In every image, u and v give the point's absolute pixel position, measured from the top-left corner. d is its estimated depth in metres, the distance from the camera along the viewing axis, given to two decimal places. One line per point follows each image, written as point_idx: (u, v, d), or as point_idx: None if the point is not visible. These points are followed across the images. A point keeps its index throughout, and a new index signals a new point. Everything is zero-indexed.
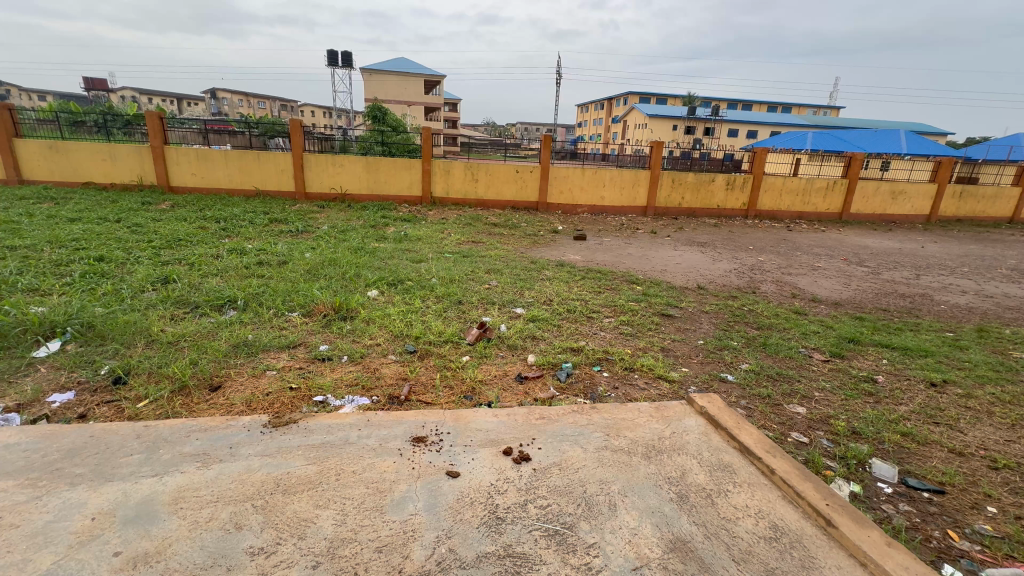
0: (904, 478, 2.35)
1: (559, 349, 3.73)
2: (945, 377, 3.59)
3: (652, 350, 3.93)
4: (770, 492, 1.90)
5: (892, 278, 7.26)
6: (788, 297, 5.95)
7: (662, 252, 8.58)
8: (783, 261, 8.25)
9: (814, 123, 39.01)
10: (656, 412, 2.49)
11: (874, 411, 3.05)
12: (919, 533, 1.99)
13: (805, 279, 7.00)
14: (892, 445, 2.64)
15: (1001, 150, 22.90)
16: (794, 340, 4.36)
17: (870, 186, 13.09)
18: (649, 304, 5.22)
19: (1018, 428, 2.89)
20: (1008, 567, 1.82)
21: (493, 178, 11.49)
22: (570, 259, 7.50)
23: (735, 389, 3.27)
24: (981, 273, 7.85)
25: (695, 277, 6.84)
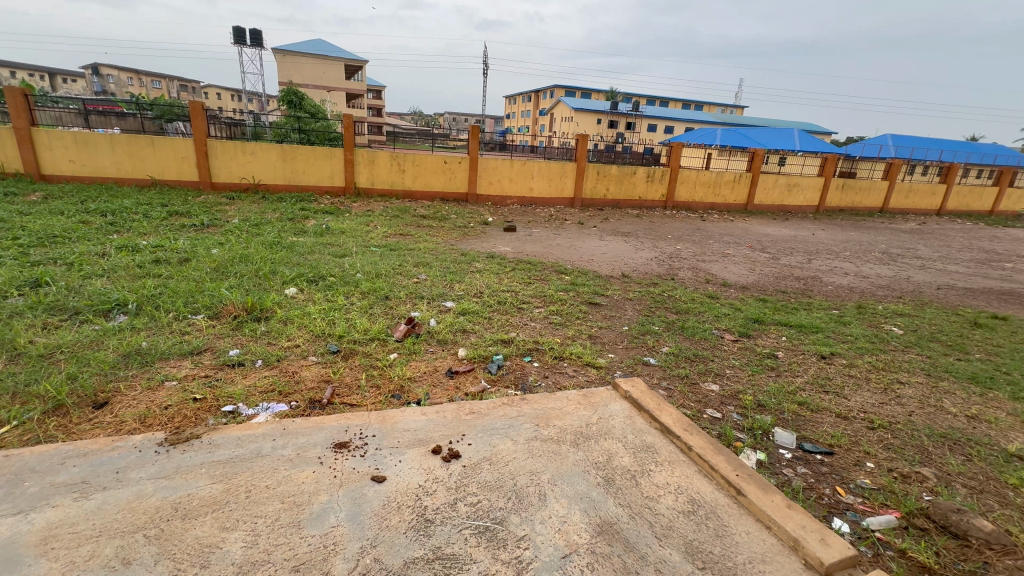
0: (801, 443, 2.61)
1: (490, 342, 3.71)
2: (832, 350, 4.04)
3: (580, 337, 4.04)
4: (688, 468, 2.01)
5: (789, 263, 8.04)
6: (703, 283, 6.40)
7: (589, 242, 8.85)
8: (698, 249, 8.84)
9: (723, 121, 42.18)
10: (583, 399, 2.55)
11: (775, 384, 3.36)
12: (813, 492, 2.21)
13: (716, 265, 7.57)
14: (790, 415, 2.92)
15: (874, 148, 26.15)
16: (708, 322, 4.69)
17: (770, 180, 14.39)
18: (577, 293, 5.37)
19: (889, 392, 3.32)
20: (883, 515, 2.08)
21: (420, 169, 11.16)
22: (500, 251, 7.50)
23: (657, 371, 3.46)
24: (859, 257, 8.93)
25: (620, 266, 7.13)
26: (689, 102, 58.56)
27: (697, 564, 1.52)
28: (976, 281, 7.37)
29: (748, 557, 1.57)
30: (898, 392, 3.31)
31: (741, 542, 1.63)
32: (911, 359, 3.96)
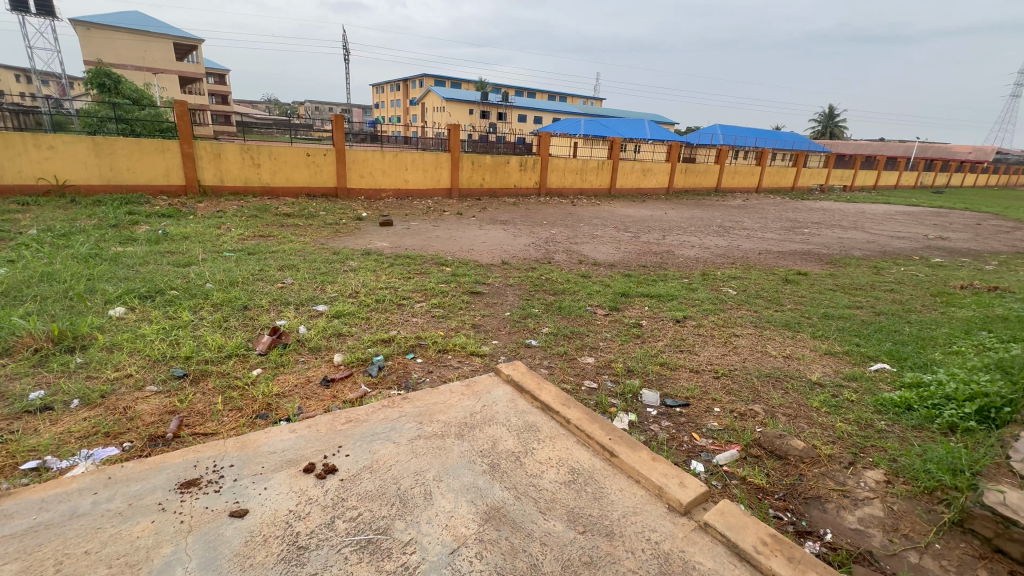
0: (663, 400, 2.93)
1: (368, 343, 3.51)
2: (685, 314, 4.60)
3: (464, 328, 4.03)
4: (567, 440, 2.12)
5: (647, 240, 8.96)
6: (576, 264, 6.82)
7: (468, 232, 8.87)
8: (571, 233, 9.39)
9: (585, 112, 45.24)
10: (467, 389, 2.55)
11: (641, 349, 3.72)
12: (675, 441, 2.49)
13: (587, 246, 8.13)
14: (654, 375, 3.26)
15: (707, 137, 30.25)
16: (583, 300, 5.02)
17: (628, 165, 15.85)
18: (459, 284, 5.36)
19: (728, 344, 3.89)
20: (728, 450, 2.42)
21: (278, 162, 10.10)
22: (377, 246, 7.15)
23: (538, 352, 3.60)
24: (702, 231, 10.29)
25: (499, 253, 7.26)
26: (554, 94, 61.70)
27: (579, 529, 1.61)
28: (785, 245, 8.99)
29: (622, 512, 1.69)
30: (735, 344, 3.89)
31: (617, 499, 1.76)
32: (743, 315, 4.68)
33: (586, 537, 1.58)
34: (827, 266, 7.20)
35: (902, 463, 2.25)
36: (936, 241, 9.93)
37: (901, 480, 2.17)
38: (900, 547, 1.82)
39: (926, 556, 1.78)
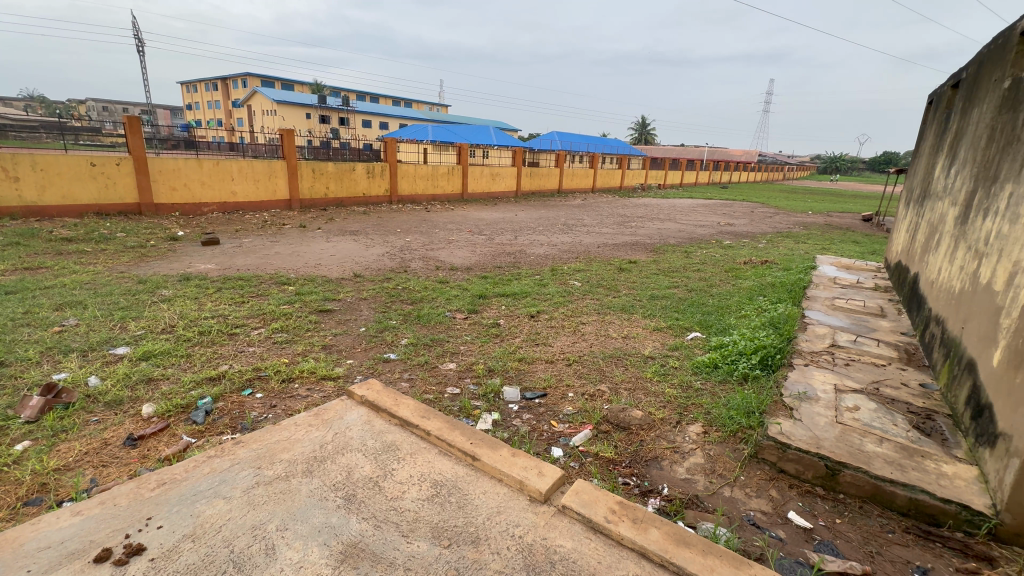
0: (523, 394, 3.05)
1: (191, 384, 2.98)
2: (538, 309, 4.87)
3: (313, 350, 3.68)
4: (428, 453, 2.06)
5: (501, 242, 9.31)
6: (433, 270, 6.75)
7: (314, 245, 8.16)
8: (426, 239, 9.29)
9: (431, 118, 45.26)
10: (315, 419, 2.31)
11: (500, 348, 3.83)
12: (536, 432, 2.61)
13: (443, 251, 8.12)
14: (513, 371, 3.38)
15: (547, 143, 32.73)
16: (442, 306, 4.98)
17: (477, 171, 16.29)
18: (305, 303, 4.88)
19: (576, 332, 4.23)
20: (582, 431, 2.62)
21: (48, 174, 8.02)
22: (198, 270, 6.14)
23: (397, 365, 3.46)
24: (549, 230, 11.07)
25: (351, 266, 6.83)
26: (398, 99, 60.51)
27: (444, 544, 1.56)
28: (618, 238, 10.16)
29: (486, 514, 1.70)
30: (582, 331, 4.26)
31: (481, 503, 1.76)
32: (588, 304, 5.13)
33: (451, 550, 1.53)
34: (652, 253, 8.34)
35: (713, 414, 2.69)
36: (725, 227, 12.25)
37: (714, 429, 2.58)
38: (717, 486, 2.16)
39: (736, 488, 2.14)
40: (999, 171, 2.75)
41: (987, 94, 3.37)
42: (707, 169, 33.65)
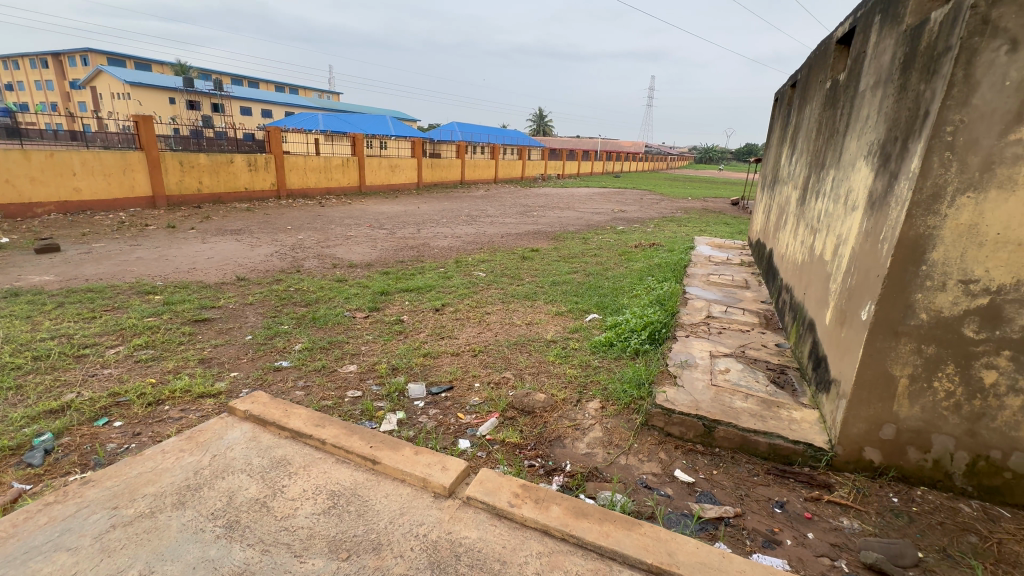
0: (429, 390, 3.00)
1: (24, 420, 2.48)
2: (443, 302, 4.81)
3: (188, 366, 3.27)
4: (324, 463, 1.93)
5: (403, 235, 9.03)
6: (330, 269, 6.34)
7: (187, 247, 7.23)
8: (321, 235, 8.70)
9: (321, 105, 42.27)
10: (188, 443, 2.04)
11: (404, 345, 3.72)
12: (443, 426, 2.58)
13: (341, 248, 7.66)
14: (418, 367, 3.31)
15: (447, 133, 32.31)
16: (340, 306, 4.70)
17: (374, 162, 15.58)
18: (177, 313, 4.31)
19: (481, 322, 4.25)
20: (489, 420, 2.64)
21: None
22: (31, 283, 5.12)
23: (290, 373, 3.20)
24: (453, 221, 10.97)
25: (233, 269, 6.16)
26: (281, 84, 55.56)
27: (342, 557, 1.47)
28: (521, 227, 10.37)
29: (388, 518, 1.64)
30: (487, 321, 4.29)
31: (382, 508, 1.69)
32: (493, 294, 5.17)
33: (350, 562, 1.46)
34: (553, 241, 8.64)
35: (609, 389, 2.87)
36: (618, 213, 13.09)
37: (610, 402, 2.76)
38: (614, 455, 2.31)
39: (629, 456, 2.31)
40: (825, 159, 3.24)
41: (816, 93, 3.94)
42: (601, 159, 35.65)
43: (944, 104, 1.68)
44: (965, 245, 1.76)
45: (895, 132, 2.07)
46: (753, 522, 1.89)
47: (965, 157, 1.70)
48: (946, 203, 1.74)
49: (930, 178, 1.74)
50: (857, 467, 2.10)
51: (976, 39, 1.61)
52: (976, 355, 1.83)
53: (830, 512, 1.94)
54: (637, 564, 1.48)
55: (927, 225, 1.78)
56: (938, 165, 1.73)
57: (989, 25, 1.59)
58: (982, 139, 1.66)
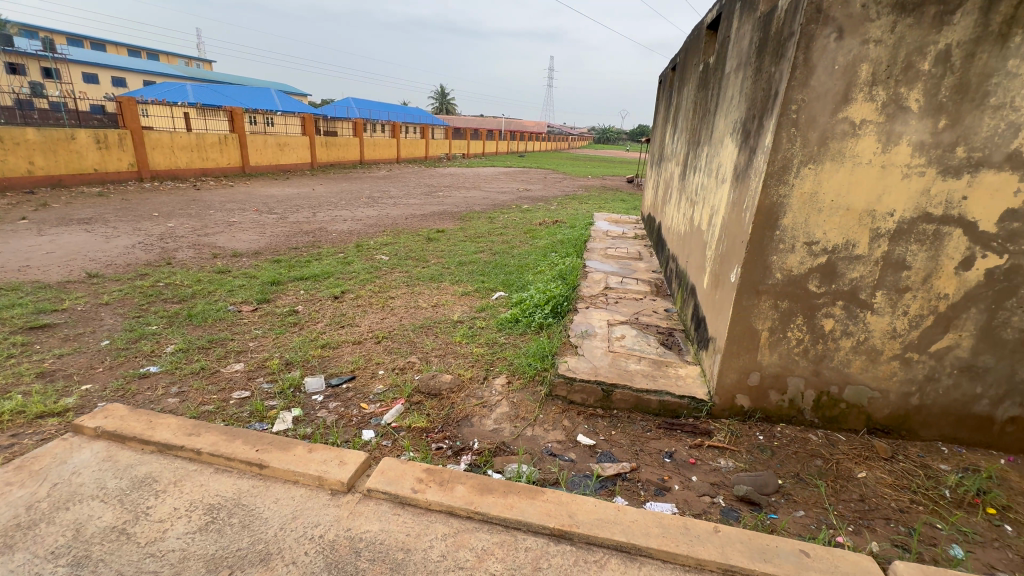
0: (328, 383, 2.81)
1: None
2: (343, 289, 4.52)
3: (22, 382, 2.72)
4: (201, 474, 1.72)
5: (296, 220, 8.31)
6: (209, 259, 5.64)
7: (16, 241, 5.97)
8: (197, 223, 7.69)
9: (189, 75, 37.07)
10: (19, 473, 1.70)
11: (299, 337, 3.44)
12: (345, 419, 2.44)
13: (222, 236, 6.85)
14: (315, 360, 3.08)
15: (343, 110, 30.17)
16: (222, 300, 4.21)
17: (258, 140, 14.07)
18: (4, 321, 3.55)
19: (385, 307, 4.07)
20: (395, 407, 2.54)
21: None
22: None
23: (161, 379, 2.80)
24: (352, 204, 10.34)
25: (81, 265, 5.21)
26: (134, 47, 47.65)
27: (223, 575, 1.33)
28: (426, 208, 10.08)
29: (279, 525, 1.50)
30: (391, 305, 4.11)
31: (271, 515, 1.55)
32: (397, 278, 4.97)
33: None
34: (459, 221, 8.52)
35: (515, 364, 2.92)
36: (523, 192, 13.27)
37: (516, 377, 2.80)
38: (520, 428, 2.36)
39: (535, 427, 2.37)
40: (700, 137, 3.51)
41: (692, 75, 4.23)
42: (506, 139, 35.77)
43: (789, 85, 1.87)
44: (807, 211, 2.01)
45: (753, 112, 2.28)
46: (646, 474, 2.04)
47: (806, 133, 1.92)
48: (793, 174, 1.97)
49: (779, 152, 1.95)
50: (731, 413, 2.36)
51: (812, 26, 1.81)
52: (818, 306, 2.12)
53: (710, 455, 2.16)
54: (540, 531, 1.52)
55: (778, 194, 2.00)
56: (786, 140, 1.93)
57: (822, 14, 1.78)
58: (818, 117, 1.89)
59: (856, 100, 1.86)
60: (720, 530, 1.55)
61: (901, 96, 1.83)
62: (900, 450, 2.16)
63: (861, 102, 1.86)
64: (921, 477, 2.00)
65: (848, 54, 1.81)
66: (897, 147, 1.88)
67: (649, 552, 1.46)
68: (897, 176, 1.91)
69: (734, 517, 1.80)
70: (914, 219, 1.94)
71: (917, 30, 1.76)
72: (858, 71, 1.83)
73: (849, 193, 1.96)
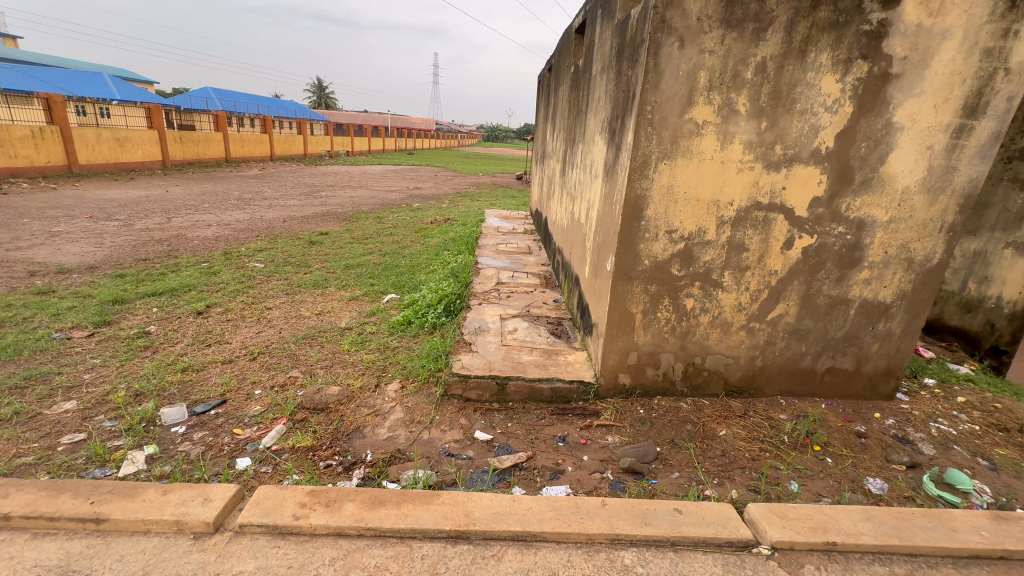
0: (192, 410, 2.46)
1: None
2: (208, 303, 3.99)
3: None
4: (13, 544, 1.40)
5: (146, 227, 7.15)
6: (24, 278, 4.61)
7: None
8: (4, 234, 6.24)
9: None
10: None
11: (152, 362, 2.96)
12: (215, 450, 2.16)
13: (42, 250, 5.64)
14: (175, 387, 2.68)
15: (200, 100, 26.69)
16: (44, 326, 3.46)
17: (88, 133, 11.83)
18: None
19: (262, 320, 3.69)
20: (276, 428, 2.31)
21: None
22: None
23: None
24: (218, 206, 9.20)
25: None
26: None
27: None
28: (307, 209, 9.33)
29: None
30: (268, 318, 3.73)
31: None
32: (274, 286, 4.52)
33: None
34: (345, 223, 8.02)
35: (409, 367, 2.83)
36: (414, 190, 12.95)
37: (410, 381, 2.72)
38: (417, 433, 2.29)
39: (432, 429, 2.32)
40: (575, 135, 3.69)
41: (565, 76, 4.45)
42: (393, 136, 34.62)
43: (644, 87, 2.04)
44: (666, 203, 2.22)
45: (617, 110, 2.46)
46: (542, 461, 2.11)
47: (660, 131, 2.12)
48: (652, 169, 2.16)
49: (639, 149, 2.13)
50: (615, 392, 2.54)
51: (658, 34, 1.99)
52: (680, 287, 2.36)
53: (598, 434, 2.30)
54: (437, 535, 1.49)
55: (641, 187, 2.19)
56: (644, 138, 2.11)
57: (665, 23, 1.98)
58: (669, 117, 2.10)
59: (698, 103, 2.09)
60: (607, 502, 1.65)
61: (731, 100, 2.10)
62: (751, 407, 2.51)
63: (702, 105, 2.10)
64: (766, 428, 2.33)
65: (689, 61, 2.04)
66: (732, 145, 2.16)
67: (543, 536, 1.50)
68: (734, 170, 2.19)
69: (620, 488, 1.94)
70: (749, 207, 2.25)
71: (740, 43, 2.03)
72: (698, 77, 2.06)
73: (698, 186, 2.21)
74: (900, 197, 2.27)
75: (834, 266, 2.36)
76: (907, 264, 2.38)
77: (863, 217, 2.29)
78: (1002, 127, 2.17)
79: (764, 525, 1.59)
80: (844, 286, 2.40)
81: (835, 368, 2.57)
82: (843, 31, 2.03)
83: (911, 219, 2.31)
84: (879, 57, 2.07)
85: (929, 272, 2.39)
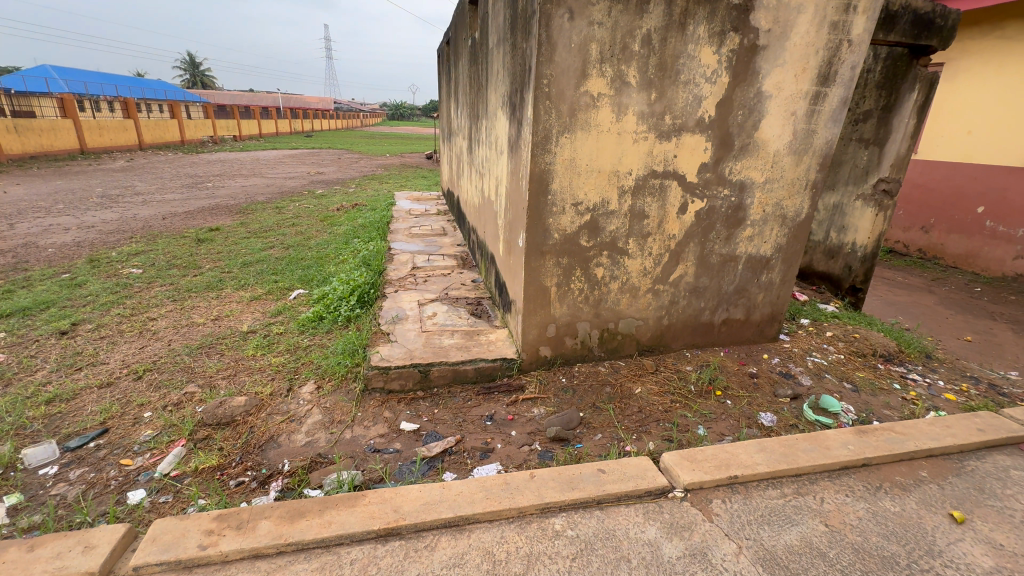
0: (63, 447, 2.12)
1: None
2: (74, 320, 3.43)
3: None
4: None
5: None
6: None
7: None
8: None
9: None
10: None
11: (6, 397, 2.50)
12: (99, 486, 1.89)
13: None
14: (39, 423, 2.29)
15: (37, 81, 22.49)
16: None
17: None
18: None
19: (145, 333, 3.25)
20: (173, 451, 2.07)
21: None
22: None
23: None
24: (76, 207, 7.89)
25: None
26: None
27: None
28: (191, 204, 8.33)
29: None
30: (153, 329, 3.31)
31: None
32: (157, 293, 4.01)
33: None
34: (238, 216, 7.29)
35: (324, 366, 2.67)
36: (315, 176, 12.06)
37: (327, 381, 2.56)
38: (339, 433, 2.18)
39: (355, 427, 2.22)
40: (478, 111, 3.62)
41: (462, 50, 4.31)
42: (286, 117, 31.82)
43: (538, 61, 2.03)
44: (569, 176, 2.26)
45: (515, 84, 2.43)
46: (471, 442, 2.11)
47: (558, 106, 2.13)
48: (554, 143, 2.18)
49: (540, 123, 2.13)
50: (537, 365, 2.60)
51: (548, 6, 1.97)
52: (590, 257, 2.44)
53: (524, 407, 2.35)
54: (365, 537, 1.44)
55: (545, 161, 2.20)
56: (543, 112, 2.12)
57: None
58: (566, 90, 2.11)
59: (591, 75, 2.13)
60: (534, 474, 1.70)
61: (622, 72, 2.16)
62: (661, 363, 2.70)
63: (595, 77, 2.13)
64: (675, 380, 2.53)
65: (579, 34, 2.05)
66: (626, 117, 2.23)
67: (475, 518, 1.51)
68: (629, 141, 2.28)
69: (549, 457, 2.00)
70: (646, 176, 2.36)
71: (626, 15, 2.07)
72: (589, 49, 2.08)
73: (599, 158, 2.27)
74: (773, 159, 2.51)
75: (722, 226, 2.57)
76: (781, 220, 2.65)
77: (744, 180, 2.51)
78: (848, 93, 2.47)
79: (677, 471, 1.73)
80: (732, 244, 2.63)
81: (729, 319, 2.83)
82: (716, 4, 2.15)
83: (782, 179, 2.57)
84: (748, 30, 2.23)
85: (799, 225, 2.69)
